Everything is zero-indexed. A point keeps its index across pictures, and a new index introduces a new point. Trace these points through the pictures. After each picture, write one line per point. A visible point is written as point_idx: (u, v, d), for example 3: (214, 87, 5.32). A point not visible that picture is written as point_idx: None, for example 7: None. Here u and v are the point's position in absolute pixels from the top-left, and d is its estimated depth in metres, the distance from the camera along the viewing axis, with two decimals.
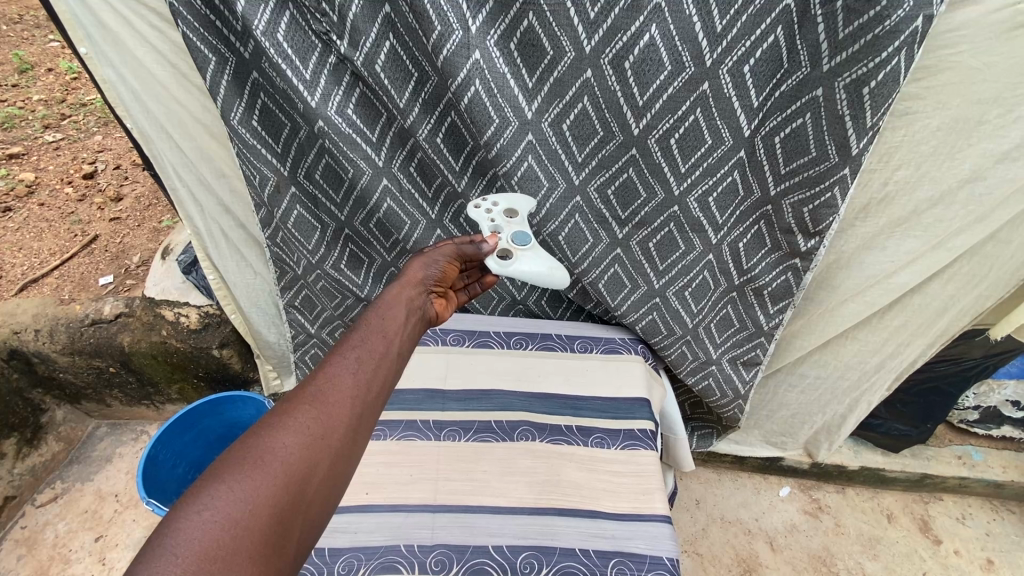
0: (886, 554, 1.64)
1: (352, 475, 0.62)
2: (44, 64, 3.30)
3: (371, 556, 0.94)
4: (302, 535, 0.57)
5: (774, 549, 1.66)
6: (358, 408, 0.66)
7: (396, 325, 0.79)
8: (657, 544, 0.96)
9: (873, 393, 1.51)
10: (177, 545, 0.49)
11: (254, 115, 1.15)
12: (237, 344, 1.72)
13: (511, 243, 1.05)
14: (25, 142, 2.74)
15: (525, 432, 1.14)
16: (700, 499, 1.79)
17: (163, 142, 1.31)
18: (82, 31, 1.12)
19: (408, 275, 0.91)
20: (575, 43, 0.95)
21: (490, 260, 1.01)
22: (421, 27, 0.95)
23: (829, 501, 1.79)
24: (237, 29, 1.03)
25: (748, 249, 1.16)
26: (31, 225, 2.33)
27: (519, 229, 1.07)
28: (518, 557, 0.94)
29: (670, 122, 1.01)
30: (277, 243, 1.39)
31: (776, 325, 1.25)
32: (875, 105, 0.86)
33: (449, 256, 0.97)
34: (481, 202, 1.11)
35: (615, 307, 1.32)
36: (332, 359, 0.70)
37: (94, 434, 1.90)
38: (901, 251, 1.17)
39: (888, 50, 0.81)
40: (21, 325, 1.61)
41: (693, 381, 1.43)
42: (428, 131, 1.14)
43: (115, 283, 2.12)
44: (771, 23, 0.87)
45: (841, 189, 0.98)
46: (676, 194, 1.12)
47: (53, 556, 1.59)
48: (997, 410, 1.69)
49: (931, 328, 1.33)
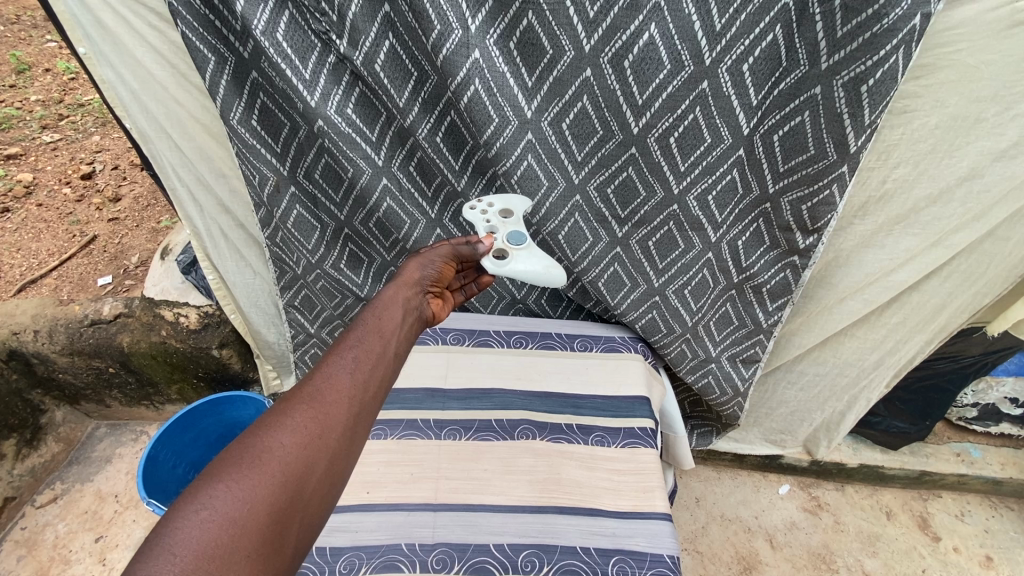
0: (885, 551, 1.65)
1: (349, 474, 0.62)
2: (42, 64, 3.29)
3: (373, 555, 0.94)
4: (301, 534, 0.57)
5: (774, 546, 1.66)
6: (355, 408, 0.66)
7: (393, 324, 0.79)
8: (657, 542, 0.96)
9: (872, 391, 1.51)
10: (176, 544, 0.49)
11: (253, 114, 1.15)
12: (236, 344, 1.72)
13: (506, 243, 1.05)
14: (22, 143, 2.73)
15: (525, 431, 1.14)
16: (700, 497, 1.80)
17: (162, 142, 1.31)
18: (80, 31, 1.12)
19: (405, 275, 0.91)
20: (575, 42, 0.95)
21: (487, 261, 1.02)
22: (420, 25, 0.95)
23: (829, 499, 1.79)
24: (236, 29, 1.02)
25: (747, 247, 1.16)
26: (29, 225, 2.32)
27: (513, 229, 1.07)
28: (519, 555, 0.94)
29: (669, 121, 1.02)
30: (276, 243, 1.40)
31: (776, 323, 1.26)
32: (873, 103, 0.87)
33: (445, 256, 0.97)
34: (476, 202, 1.11)
35: (614, 306, 1.32)
36: (329, 359, 0.70)
37: (94, 435, 1.90)
38: (900, 249, 1.18)
39: (886, 49, 0.81)
40: (20, 325, 1.61)
41: (693, 379, 1.43)
42: (427, 130, 1.14)
43: (114, 283, 2.11)
44: (769, 22, 0.87)
45: (840, 186, 0.98)
46: (675, 192, 1.12)
47: (53, 556, 1.59)
48: (995, 407, 1.70)
49: (929, 326, 1.34)
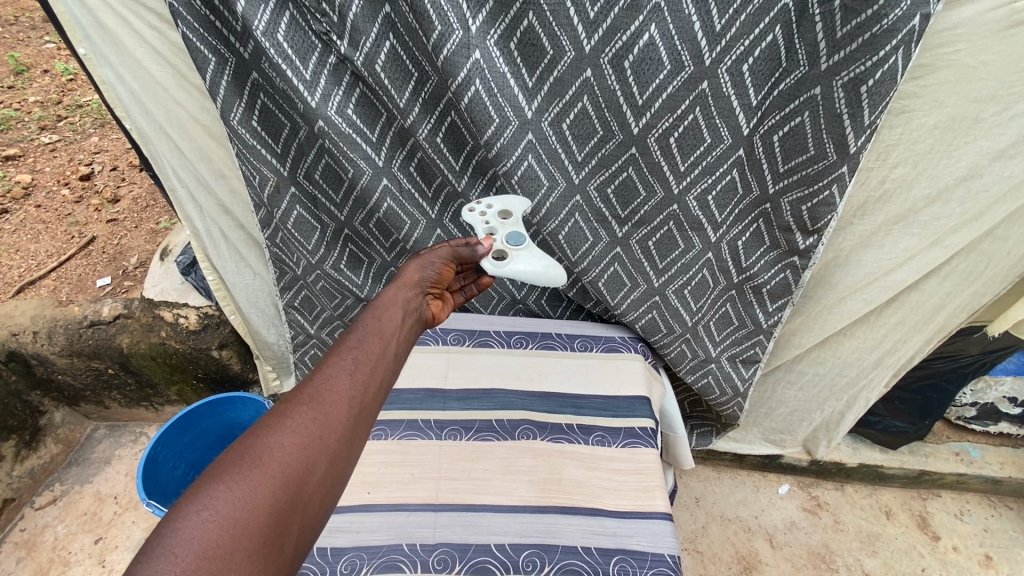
0: (885, 550, 1.65)
1: (350, 475, 0.62)
2: (41, 65, 3.29)
3: (374, 555, 0.94)
4: (301, 534, 0.57)
5: (774, 546, 1.66)
6: (355, 409, 0.66)
7: (393, 326, 0.79)
8: (658, 542, 0.96)
9: (872, 390, 1.52)
10: (177, 544, 0.49)
11: (254, 115, 1.15)
12: (236, 345, 1.72)
13: (505, 244, 1.06)
14: (21, 144, 2.73)
15: (526, 431, 1.14)
16: (700, 497, 1.80)
17: (162, 142, 1.31)
18: (81, 31, 1.12)
19: (404, 276, 0.91)
20: (575, 42, 0.95)
21: (486, 262, 1.02)
22: (420, 26, 0.95)
23: (828, 498, 1.79)
24: (237, 29, 1.02)
25: (748, 247, 1.17)
26: (28, 226, 2.32)
27: (513, 230, 1.08)
28: (520, 555, 0.94)
29: (670, 121, 1.02)
30: (277, 243, 1.40)
31: (776, 322, 1.26)
32: (872, 104, 0.87)
33: (444, 258, 0.97)
34: (475, 205, 1.11)
35: (614, 306, 1.32)
36: (329, 360, 0.70)
37: (93, 437, 1.90)
38: (899, 249, 1.18)
39: (886, 49, 0.82)
40: (20, 327, 1.61)
41: (693, 379, 1.43)
42: (428, 130, 1.14)
43: (113, 284, 2.11)
44: (769, 23, 0.87)
45: (839, 186, 0.99)
46: (675, 192, 1.12)
47: (53, 558, 1.59)
48: (994, 407, 1.70)
49: (928, 325, 1.34)
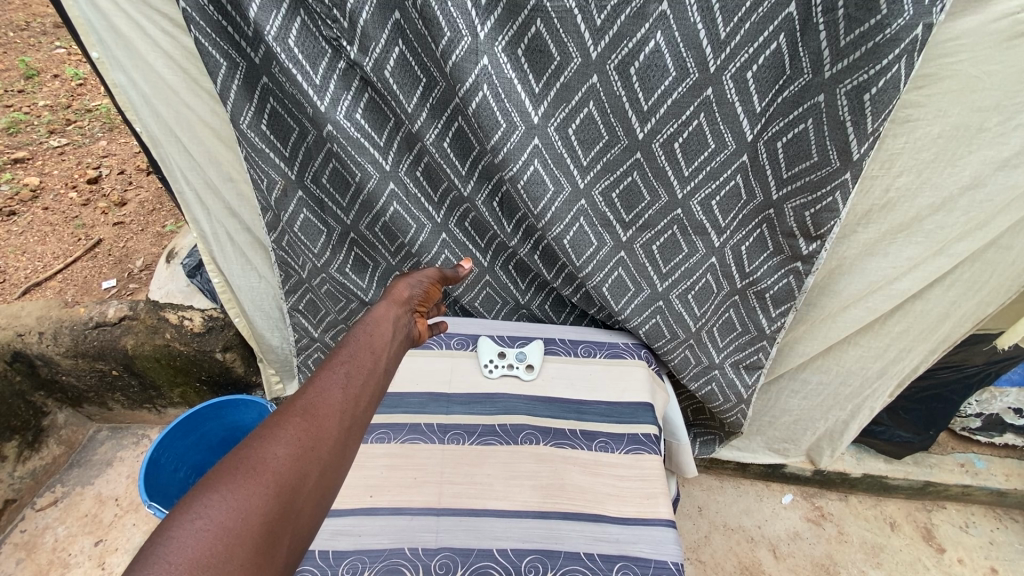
0: (890, 562, 1.64)
1: (339, 487, 0.63)
2: (50, 70, 3.33)
3: (376, 559, 0.93)
4: (292, 547, 0.56)
5: (777, 556, 1.65)
6: (347, 420, 0.67)
7: (383, 341, 0.82)
8: (661, 549, 0.95)
9: (876, 399, 1.51)
10: (170, 552, 0.48)
11: (263, 119, 1.16)
12: (240, 348, 1.72)
13: (512, 360, 1.28)
14: (30, 147, 2.76)
15: (529, 436, 1.14)
16: (703, 506, 1.79)
17: (171, 145, 1.32)
18: (94, 35, 1.14)
19: (394, 293, 0.97)
20: (581, 49, 0.96)
21: (489, 364, 1.27)
22: (429, 32, 0.96)
23: (832, 508, 1.78)
24: (248, 34, 1.04)
25: (751, 252, 1.18)
26: (35, 228, 2.34)
27: (513, 351, 1.30)
28: (523, 560, 0.94)
29: (674, 127, 1.03)
30: (282, 247, 1.41)
31: (778, 329, 1.27)
32: (876, 111, 0.88)
33: (430, 279, 1.08)
34: (490, 364, 1.27)
35: (618, 312, 1.31)
36: (321, 375, 0.71)
37: (94, 438, 1.91)
38: (902, 258, 1.18)
39: (889, 57, 0.82)
40: (25, 327, 1.61)
41: (697, 386, 1.43)
42: (435, 135, 1.15)
43: (118, 286, 2.13)
44: (773, 31, 0.88)
45: (842, 193, 1.00)
46: (679, 196, 1.13)
47: (52, 560, 1.58)
48: (999, 418, 1.69)
49: (933, 334, 1.34)
